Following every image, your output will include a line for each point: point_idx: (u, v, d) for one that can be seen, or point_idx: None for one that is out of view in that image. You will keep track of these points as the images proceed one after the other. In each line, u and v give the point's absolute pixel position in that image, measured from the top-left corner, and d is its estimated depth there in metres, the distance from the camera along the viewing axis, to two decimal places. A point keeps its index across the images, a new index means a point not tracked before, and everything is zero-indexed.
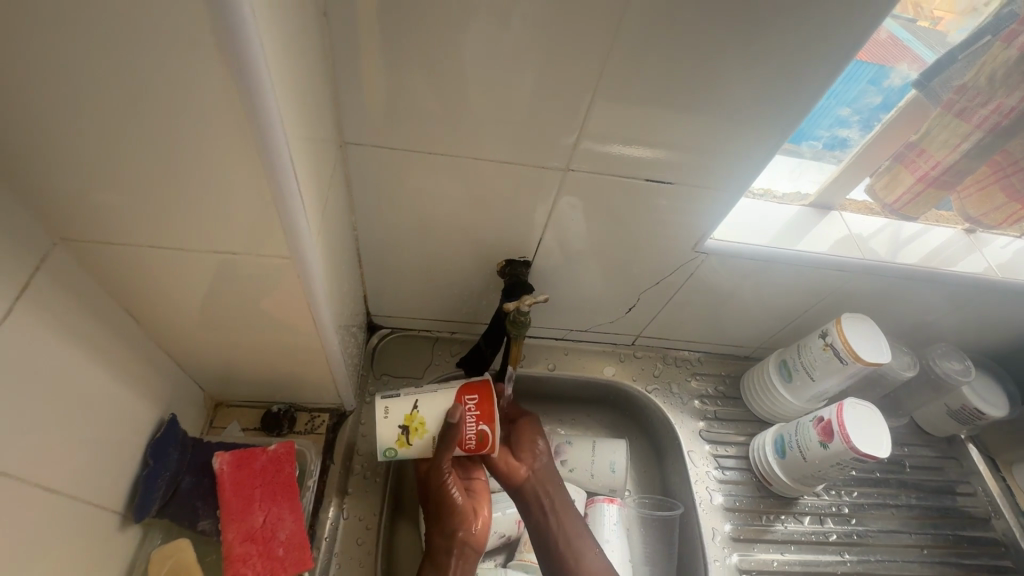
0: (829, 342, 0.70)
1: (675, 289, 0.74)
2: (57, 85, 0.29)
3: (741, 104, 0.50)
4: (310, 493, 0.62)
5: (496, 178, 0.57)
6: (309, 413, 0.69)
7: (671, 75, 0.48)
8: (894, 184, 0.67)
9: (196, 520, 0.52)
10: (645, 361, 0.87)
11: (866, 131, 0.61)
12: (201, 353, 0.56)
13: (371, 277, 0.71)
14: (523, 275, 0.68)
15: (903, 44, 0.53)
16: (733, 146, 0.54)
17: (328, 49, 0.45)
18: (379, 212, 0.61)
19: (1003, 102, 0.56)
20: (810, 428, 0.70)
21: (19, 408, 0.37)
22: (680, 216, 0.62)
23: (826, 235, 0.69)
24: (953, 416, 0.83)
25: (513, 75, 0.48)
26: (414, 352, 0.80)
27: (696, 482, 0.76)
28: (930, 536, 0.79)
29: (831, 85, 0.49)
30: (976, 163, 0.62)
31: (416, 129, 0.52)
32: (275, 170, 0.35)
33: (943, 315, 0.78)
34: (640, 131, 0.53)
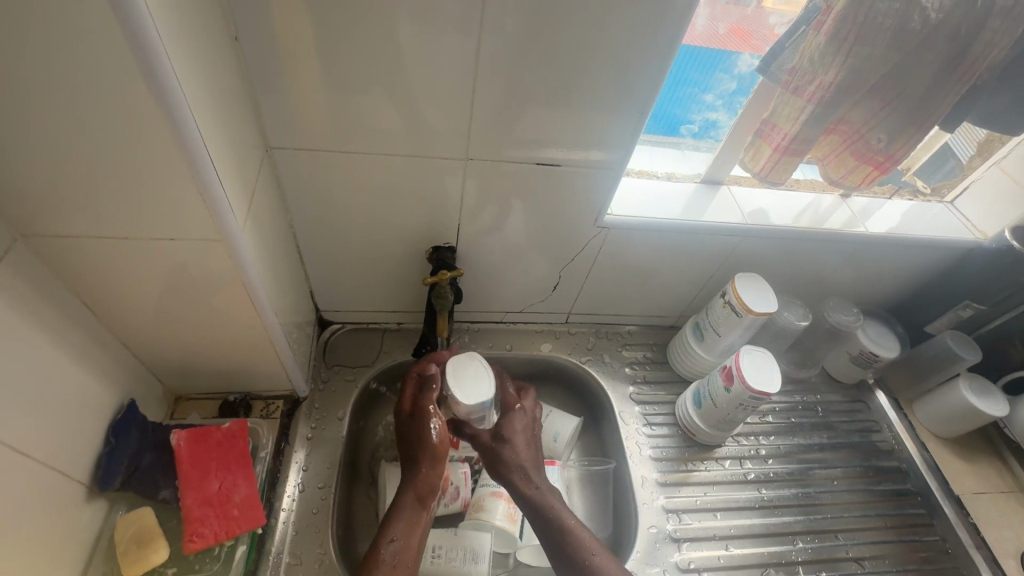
0: (726, 300, 0.79)
1: (590, 267, 0.82)
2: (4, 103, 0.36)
3: (610, 96, 0.59)
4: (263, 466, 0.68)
5: (412, 174, 0.64)
6: (264, 401, 0.75)
7: (546, 75, 0.56)
8: (757, 153, 0.72)
9: (158, 490, 0.58)
10: (579, 337, 0.95)
11: (732, 114, 0.72)
12: (155, 346, 0.62)
13: (316, 275, 0.78)
14: (449, 260, 0.74)
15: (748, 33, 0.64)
16: (612, 134, 0.62)
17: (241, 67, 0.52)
18: (312, 212, 0.68)
19: (824, 78, 0.63)
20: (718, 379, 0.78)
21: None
22: (582, 200, 0.71)
23: (714, 207, 0.79)
24: (855, 361, 0.93)
25: (411, 82, 0.55)
26: (364, 343, 0.88)
27: (626, 438, 0.85)
28: (841, 470, 0.88)
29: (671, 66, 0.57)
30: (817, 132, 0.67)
31: (333, 134, 0.59)
32: (198, 166, 0.42)
33: (832, 271, 0.88)
34: (530, 128, 0.60)
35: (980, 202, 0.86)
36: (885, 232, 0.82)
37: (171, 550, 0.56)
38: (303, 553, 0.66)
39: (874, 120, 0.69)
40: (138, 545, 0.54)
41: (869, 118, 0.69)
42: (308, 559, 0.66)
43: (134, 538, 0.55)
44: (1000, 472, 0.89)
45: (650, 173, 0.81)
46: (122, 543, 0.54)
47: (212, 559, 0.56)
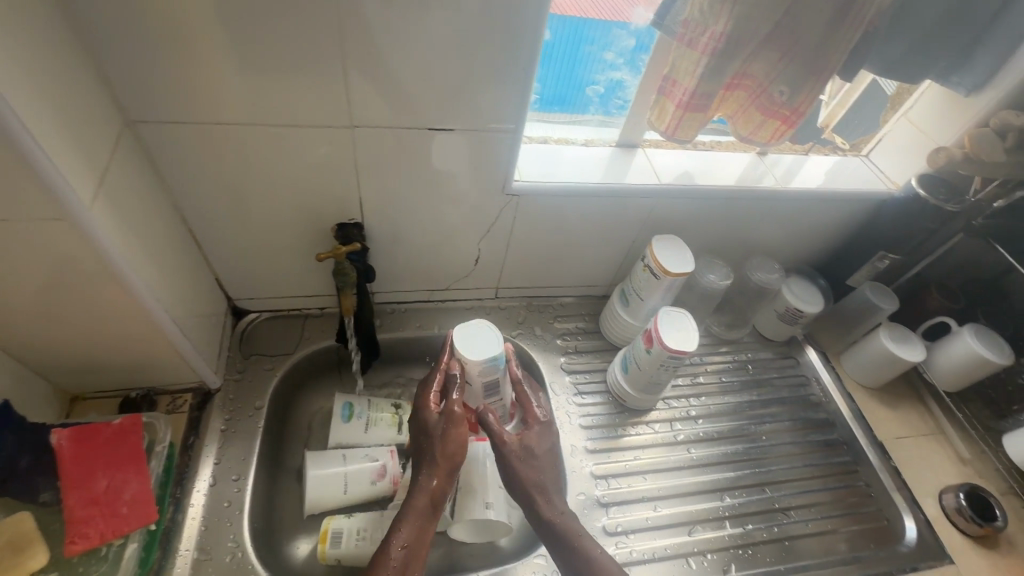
0: (645, 264, 0.79)
1: (507, 238, 0.81)
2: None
3: (492, 55, 0.56)
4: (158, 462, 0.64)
5: (300, 148, 0.62)
6: (170, 395, 0.72)
7: (420, 32, 0.53)
8: (660, 112, 0.71)
9: (37, 493, 0.54)
10: (510, 311, 0.94)
11: (636, 73, 0.71)
12: (29, 345, 0.58)
13: (219, 262, 0.74)
14: (357, 237, 0.71)
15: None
16: (504, 96, 0.60)
17: (79, 32, 0.48)
18: (198, 193, 0.64)
19: (714, 30, 0.62)
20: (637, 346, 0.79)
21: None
22: (487, 168, 0.69)
23: (628, 169, 0.78)
24: (782, 318, 0.94)
25: (273, 46, 0.52)
26: (283, 330, 0.85)
27: (557, 409, 0.84)
28: (770, 425, 0.89)
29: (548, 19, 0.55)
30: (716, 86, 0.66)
31: (202, 105, 0.55)
32: (13, 135, 0.39)
33: (753, 230, 0.89)
34: (416, 91, 0.58)
35: (891, 153, 0.87)
36: (799, 188, 0.83)
37: (52, 554, 0.53)
38: (212, 548, 0.64)
39: (774, 72, 0.70)
40: (14, 551, 0.51)
41: (769, 70, 0.70)
42: (218, 553, 0.63)
43: (8, 543, 0.51)
44: (920, 416, 0.91)
45: (565, 141, 0.79)
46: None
47: (98, 560, 0.55)
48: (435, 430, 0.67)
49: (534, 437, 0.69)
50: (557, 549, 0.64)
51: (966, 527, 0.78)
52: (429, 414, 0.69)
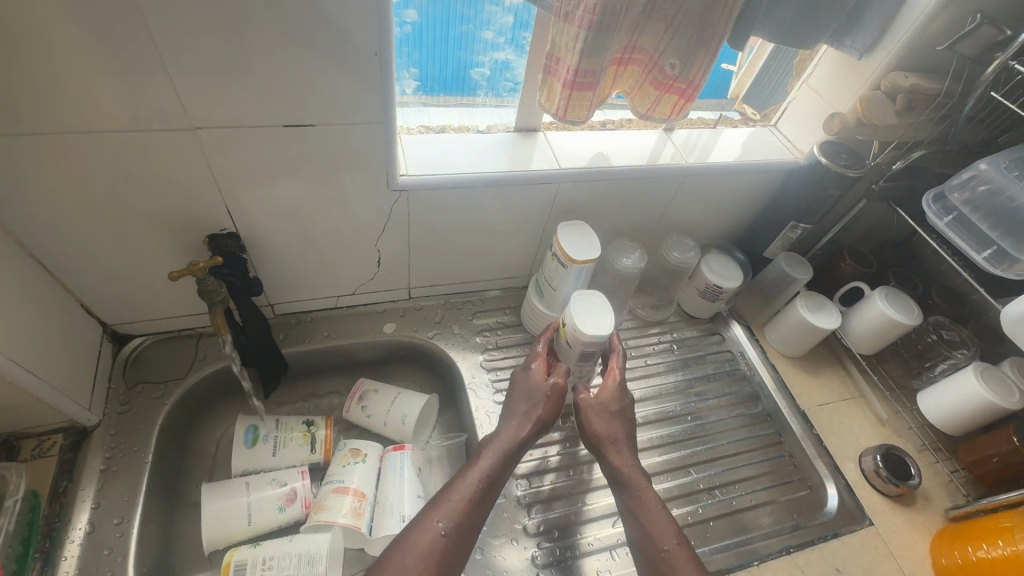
0: (553, 253, 0.76)
1: (406, 236, 0.76)
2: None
3: (336, 40, 0.51)
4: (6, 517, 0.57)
5: (136, 158, 0.55)
6: (36, 438, 0.66)
7: (246, 18, 0.47)
8: (549, 93, 0.67)
9: None
10: (426, 311, 0.90)
11: (521, 52, 0.67)
12: None
13: (78, 289, 0.67)
14: (232, 248, 0.66)
15: None
16: (362, 86, 0.55)
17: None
18: (29, 215, 0.57)
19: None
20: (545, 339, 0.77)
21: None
22: (364, 164, 0.63)
23: (527, 154, 0.74)
24: (703, 295, 0.93)
25: (65, 43, 0.45)
26: (173, 354, 0.78)
27: (476, 410, 0.81)
28: (695, 404, 0.89)
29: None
30: (599, 61, 0.62)
31: (0, 116, 0.48)
32: None
33: (666, 209, 0.87)
34: (259, 83, 0.52)
35: (796, 122, 0.86)
36: (706, 162, 0.81)
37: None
38: None
39: (664, 45, 0.67)
40: None
41: (658, 43, 0.67)
42: None
43: None
44: (841, 381, 0.93)
45: (469, 128, 0.74)
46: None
47: None
48: (539, 390, 0.71)
49: (611, 397, 0.70)
50: (618, 496, 0.66)
51: (884, 487, 0.79)
52: (535, 376, 0.72)
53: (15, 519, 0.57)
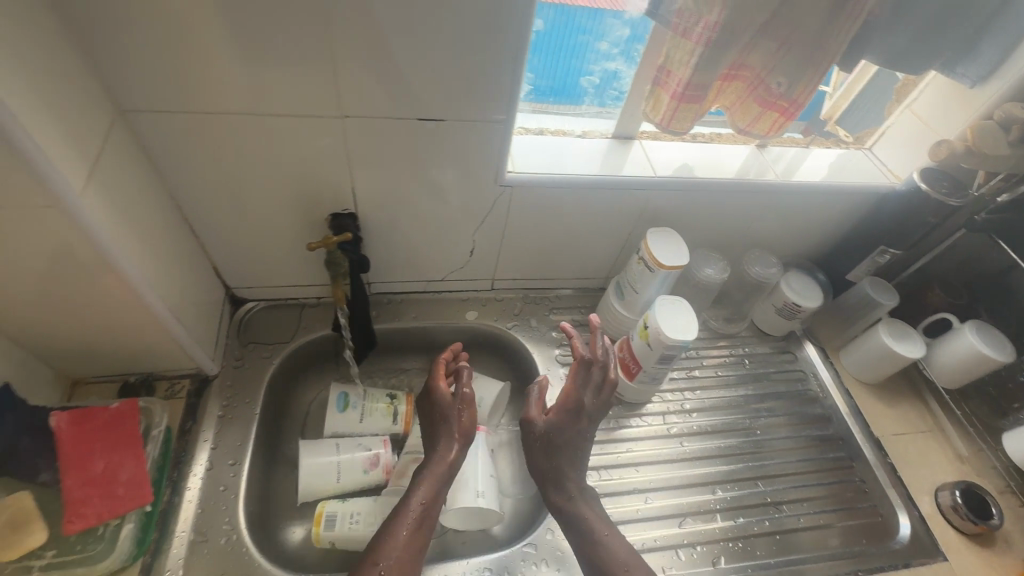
0: (641, 257, 0.79)
1: (502, 230, 0.81)
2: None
3: (478, 45, 0.56)
4: (152, 444, 0.66)
5: (288, 139, 0.62)
6: (169, 380, 0.74)
7: (407, 21, 0.53)
8: (655, 103, 0.70)
9: (36, 474, 0.56)
10: (506, 303, 0.94)
11: (631, 65, 0.71)
12: (25, 326, 0.59)
13: (215, 252, 0.75)
14: (350, 228, 0.72)
15: None
16: (493, 87, 0.60)
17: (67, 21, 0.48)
18: (192, 183, 0.65)
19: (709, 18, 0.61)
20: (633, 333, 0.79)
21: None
22: (480, 160, 0.68)
23: (623, 161, 0.78)
24: (780, 313, 0.93)
25: (256, 35, 0.51)
26: (280, 320, 0.86)
27: (551, 400, 0.84)
28: (764, 420, 0.89)
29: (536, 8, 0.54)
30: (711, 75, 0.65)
31: (191, 95, 0.55)
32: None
33: (752, 224, 0.88)
34: (404, 79, 0.58)
35: (895, 148, 0.86)
36: (798, 181, 0.82)
37: (53, 530, 0.57)
38: (206, 534, 0.64)
39: (773, 63, 0.69)
40: (12, 531, 0.54)
41: (768, 61, 0.69)
42: (214, 536, 0.64)
43: (8, 522, 0.55)
44: (919, 413, 0.91)
45: (567, 132, 0.78)
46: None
47: (95, 538, 0.58)
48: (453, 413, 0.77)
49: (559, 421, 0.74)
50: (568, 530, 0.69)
51: (962, 524, 0.78)
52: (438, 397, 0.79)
53: (158, 447, 0.67)
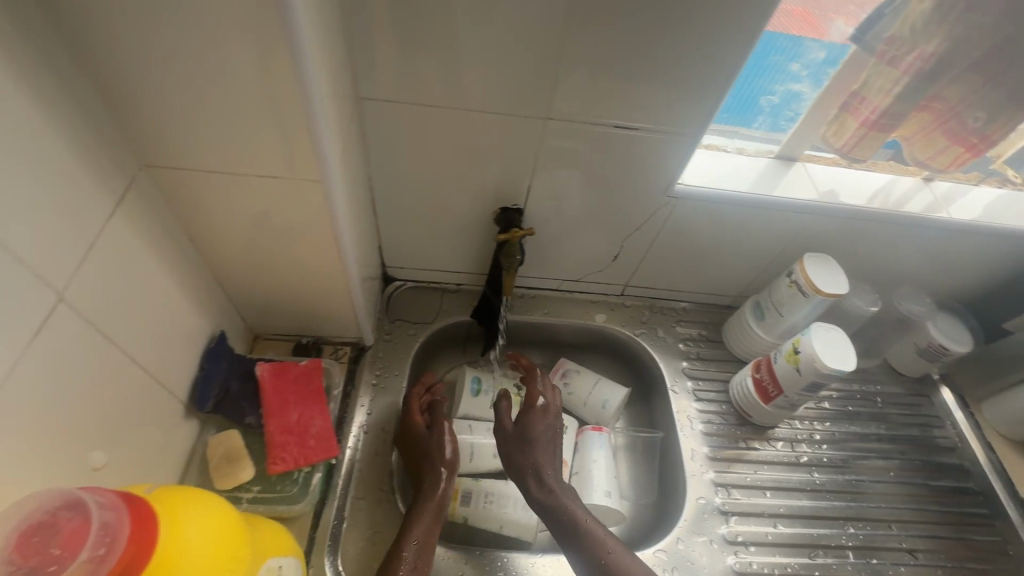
0: (794, 280, 0.78)
1: (651, 238, 0.82)
2: (154, 30, 0.39)
3: (695, 61, 0.58)
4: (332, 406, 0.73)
5: (487, 133, 0.65)
6: (333, 346, 0.80)
7: (635, 34, 0.55)
8: (841, 129, 0.74)
9: (244, 415, 0.65)
10: (633, 310, 0.95)
11: (816, 87, 0.70)
12: (240, 280, 0.66)
13: (385, 231, 0.80)
14: (518, 223, 0.76)
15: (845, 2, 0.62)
16: (694, 102, 0.62)
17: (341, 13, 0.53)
18: (389, 166, 0.70)
19: (924, 48, 0.64)
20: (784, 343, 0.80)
21: (102, 307, 0.45)
22: (655, 168, 0.70)
23: (788, 183, 0.77)
24: (921, 354, 0.90)
25: (496, 38, 0.55)
26: (423, 301, 0.90)
27: (677, 412, 0.85)
28: (897, 462, 0.86)
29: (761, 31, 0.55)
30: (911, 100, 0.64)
31: (418, 86, 0.60)
32: (311, 107, 0.44)
33: (906, 259, 0.85)
34: (613, 87, 0.60)
35: None
36: (973, 220, 0.78)
37: (255, 468, 0.65)
38: (363, 491, 0.69)
39: (974, 98, 0.66)
40: (227, 462, 0.63)
41: (969, 95, 0.66)
42: (370, 496, 0.69)
43: (224, 455, 0.63)
44: None
45: (718, 147, 0.79)
46: (215, 457, 0.63)
47: (292, 482, 0.65)
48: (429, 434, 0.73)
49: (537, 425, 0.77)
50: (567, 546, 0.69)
51: None
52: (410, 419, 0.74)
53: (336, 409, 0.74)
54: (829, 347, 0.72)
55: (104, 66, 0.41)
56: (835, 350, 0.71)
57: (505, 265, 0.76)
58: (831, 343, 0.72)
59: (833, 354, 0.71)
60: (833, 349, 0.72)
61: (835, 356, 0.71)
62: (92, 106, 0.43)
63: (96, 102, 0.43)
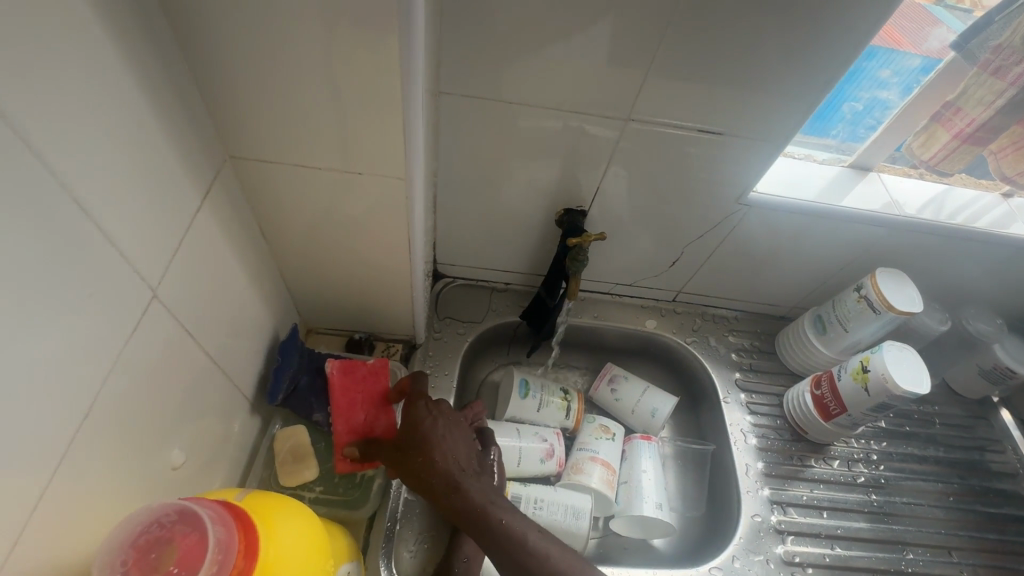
0: (863, 294, 0.75)
1: (715, 246, 0.80)
2: (266, 15, 0.38)
3: (789, 63, 0.56)
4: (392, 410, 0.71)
5: (562, 131, 0.64)
6: (385, 342, 0.79)
7: (732, 33, 0.53)
8: (930, 141, 0.72)
9: (311, 412, 0.65)
10: (685, 317, 0.93)
11: (904, 95, 0.66)
12: (303, 274, 0.65)
13: (442, 227, 0.79)
14: (580, 224, 0.74)
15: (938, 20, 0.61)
16: (781, 106, 0.60)
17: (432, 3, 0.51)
18: (457, 162, 0.68)
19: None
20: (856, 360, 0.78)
21: (187, 297, 0.44)
22: (730, 173, 0.68)
23: (866, 195, 0.73)
24: (985, 376, 0.86)
25: (586, 32, 0.54)
26: (472, 299, 0.89)
27: (730, 425, 0.83)
28: (956, 486, 0.83)
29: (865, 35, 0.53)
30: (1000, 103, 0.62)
31: (498, 81, 0.58)
32: (410, 101, 0.43)
33: (978, 278, 0.82)
34: (700, 88, 0.58)
35: None
36: None
37: (319, 468, 0.65)
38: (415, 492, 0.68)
39: None
40: (294, 459, 0.63)
41: None
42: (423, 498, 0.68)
43: (291, 451, 0.63)
44: None
45: (788, 155, 0.76)
46: (282, 453, 0.63)
47: (354, 485, 0.65)
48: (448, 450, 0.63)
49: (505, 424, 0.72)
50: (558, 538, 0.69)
51: None
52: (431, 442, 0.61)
53: None
54: (902, 369, 0.69)
55: (207, 54, 0.40)
56: (910, 371, 0.69)
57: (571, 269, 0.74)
58: (904, 364, 0.70)
59: (906, 376, 0.69)
60: (907, 369, 0.69)
61: (910, 378, 0.68)
62: (188, 93, 0.42)
63: (193, 89, 0.42)
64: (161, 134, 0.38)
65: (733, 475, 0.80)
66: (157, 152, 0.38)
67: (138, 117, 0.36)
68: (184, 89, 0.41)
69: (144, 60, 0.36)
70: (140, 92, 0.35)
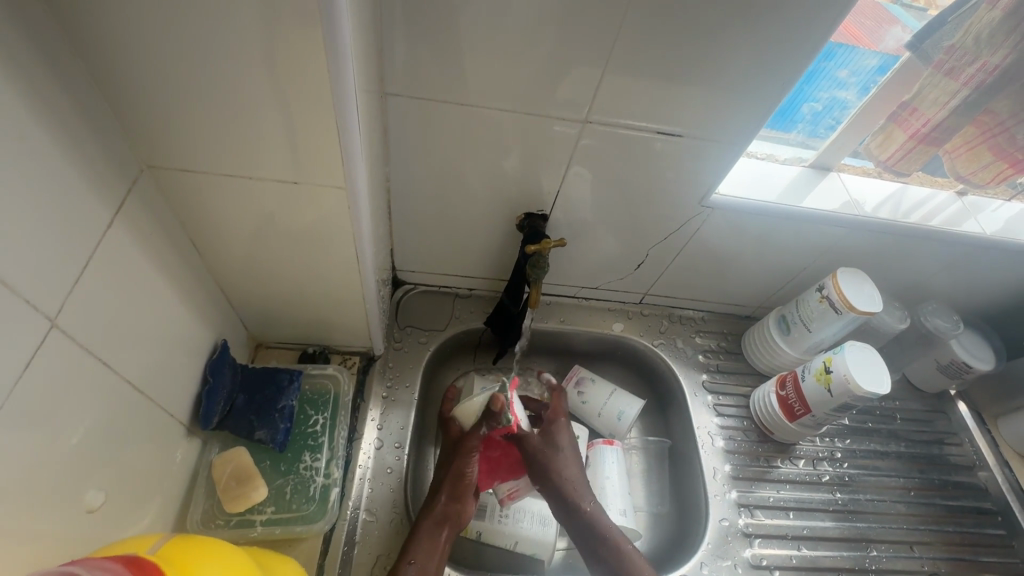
0: (825, 294, 0.74)
1: (679, 248, 0.79)
2: (170, 11, 0.34)
3: (743, 65, 0.55)
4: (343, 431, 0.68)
5: (516, 133, 0.61)
6: (341, 355, 0.76)
7: (686, 34, 0.52)
8: (887, 142, 0.72)
9: (253, 431, 0.62)
10: (651, 319, 0.92)
11: (863, 94, 0.66)
12: (246, 288, 0.61)
13: (398, 234, 0.76)
14: (542, 229, 0.72)
15: (895, 18, 0.61)
16: (737, 109, 0.59)
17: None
18: (409, 166, 0.65)
19: (988, 60, 0.62)
20: (814, 357, 0.79)
21: (94, 320, 0.40)
22: (690, 175, 0.66)
23: (826, 195, 0.73)
24: (942, 370, 0.88)
25: (535, 33, 0.51)
26: (434, 306, 0.86)
27: (698, 428, 0.83)
28: (916, 480, 0.84)
29: (817, 36, 0.52)
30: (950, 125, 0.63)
31: (448, 82, 0.56)
32: (342, 104, 0.40)
33: (934, 275, 0.83)
34: (656, 89, 0.57)
35: None
36: (1014, 238, 0.75)
37: (269, 488, 0.62)
38: (375, 512, 0.66)
39: None
40: (239, 482, 0.60)
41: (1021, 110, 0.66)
42: (381, 516, 0.66)
43: (233, 476, 0.60)
44: None
45: (751, 154, 0.75)
46: (224, 479, 0.60)
47: (308, 500, 0.63)
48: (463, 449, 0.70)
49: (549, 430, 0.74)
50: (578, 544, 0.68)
51: None
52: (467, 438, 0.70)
53: (346, 429, 0.69)
54: (865, 373, 0.69)
55: (109, 55, 0.36)
56: (872, 371, 0.69)
57: (532, 276, 0.71)
58: (865, 365, 0.70)
59: (867, 379, 0.69)
60: (868, 370, 0.69)
61: (870, 382, 0.69)
62: (89, 97, 0.38)
63: (95, 94, 0.38)
64: (53, 145, 0.34)
65: (699, 480, 0.79)
66: (48, 164, 0.34)
67: (20, 125, 0.32)
68: (83, 94, 0.37)
69: (24, 61, 0.32)
70: (21, 98, 0.32)
